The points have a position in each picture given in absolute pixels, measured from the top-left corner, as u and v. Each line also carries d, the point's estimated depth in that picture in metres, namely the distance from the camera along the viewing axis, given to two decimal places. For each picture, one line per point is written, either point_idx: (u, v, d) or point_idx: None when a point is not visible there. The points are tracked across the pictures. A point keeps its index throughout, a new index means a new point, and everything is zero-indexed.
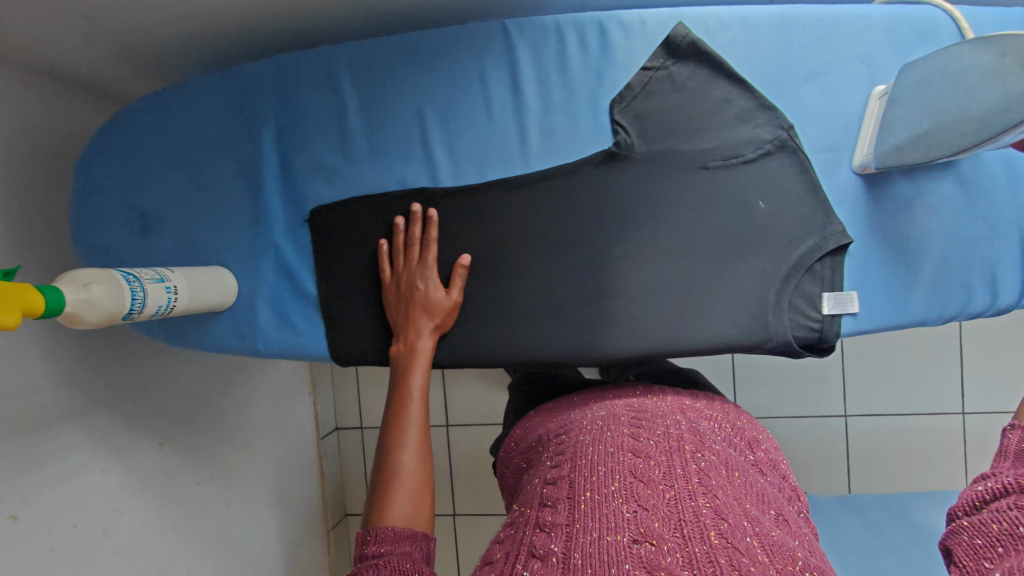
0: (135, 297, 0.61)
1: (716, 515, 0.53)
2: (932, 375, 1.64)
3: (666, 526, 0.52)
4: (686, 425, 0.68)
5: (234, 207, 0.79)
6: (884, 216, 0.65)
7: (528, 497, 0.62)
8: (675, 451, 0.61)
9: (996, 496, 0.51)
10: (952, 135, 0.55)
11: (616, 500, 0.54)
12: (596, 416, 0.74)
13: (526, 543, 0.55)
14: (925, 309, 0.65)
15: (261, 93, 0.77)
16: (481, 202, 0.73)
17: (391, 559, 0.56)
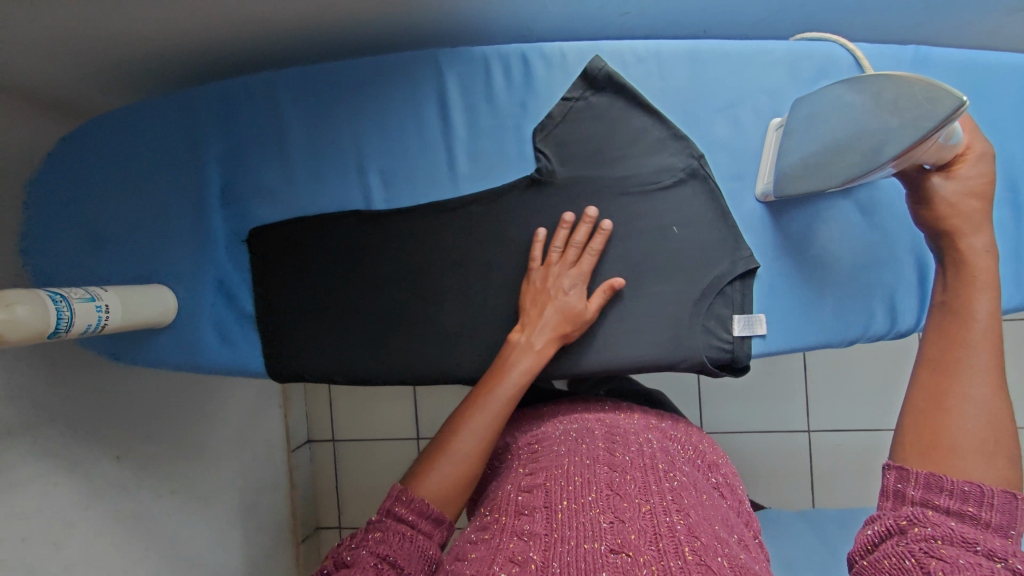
0: (61, 316, 0.63)
1: (689, 532, 0.53)
2: (894, 391, 1.66)
3: (642, 537, 0.52)
4: (657, 444, 0.70)
5: (177, 226, 0.81)
6: (788, 242, 0.68)
7: (498, 504, 0.61)
8: (650, 469, 0.62)
9: (884, 537, 0.48)
10: (844, 166, 0.58)
11: (593, 510, 0.55)
12: (568, 430, 0.74)
13: (504, 549, 0.54)
14: (830, 331, 0.67)
15: (204, 117, 0.80)
16: (411, 224, 0.77)
17: (415, 537, 0.58)
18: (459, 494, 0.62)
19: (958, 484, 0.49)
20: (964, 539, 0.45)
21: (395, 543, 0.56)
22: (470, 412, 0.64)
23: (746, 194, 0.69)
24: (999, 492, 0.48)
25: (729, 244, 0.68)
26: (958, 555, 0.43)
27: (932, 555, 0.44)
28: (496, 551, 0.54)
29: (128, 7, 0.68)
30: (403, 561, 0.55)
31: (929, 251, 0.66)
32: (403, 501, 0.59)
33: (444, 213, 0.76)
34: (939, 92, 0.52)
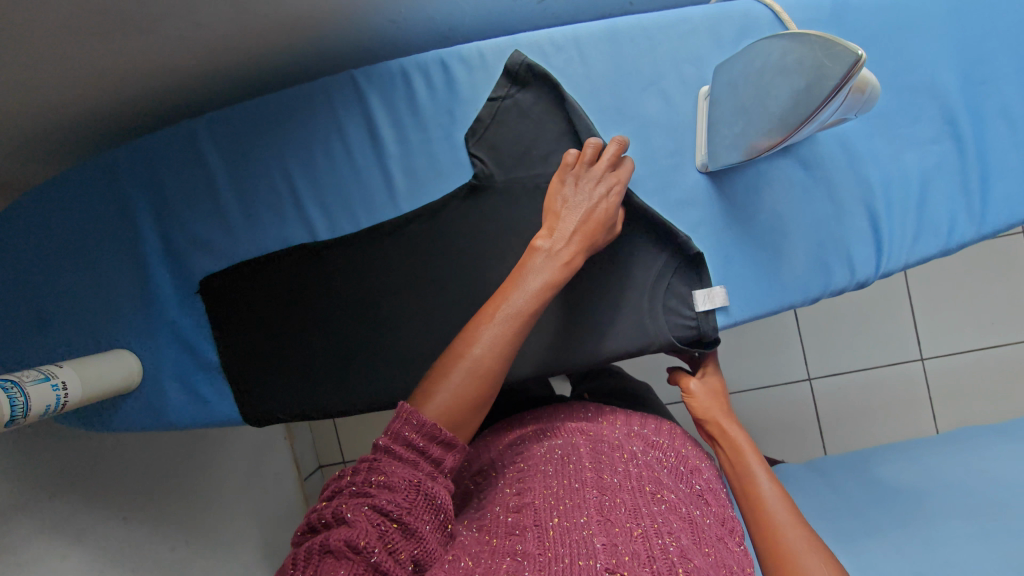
0: (16, 403, 0.62)
1: (682, 554, 0.52)
2: (885, 325, 1.65)
3: (636, 559, 0.50)
4: (643, 460, 0.67)
5: (123, 291, 0.79)
6: (735, 207, 0.66)
7: (487, 526, 0.57)
8: (639, 491, 0.59)
9: None
10: (761, 130, 0.60)
11: (585, 531, 0.53)
12: (552, 446, 0.71)
13: (496, 566, 0.49)
14: (789, 292, 0.66)
15: (128, 175, 0.78)
16: (357, 250, 0.75)
17: (424, 475, 0.53)
18: (467, 415, 0.58)
19: None
20: None
21: (403, 491, 0.51)
22: (494, 323, 0.59)
23: (685, 168, 0.67)
24: None
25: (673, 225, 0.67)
26: None
27: None
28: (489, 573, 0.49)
29: (26, 80, 0.66)
30: (409, 513, 0.50)
31: (880, 198, 0.65)
32: (413, 424, 0.54)
33: (389, 233, 0.74)
34: (837, 49, 0.52)
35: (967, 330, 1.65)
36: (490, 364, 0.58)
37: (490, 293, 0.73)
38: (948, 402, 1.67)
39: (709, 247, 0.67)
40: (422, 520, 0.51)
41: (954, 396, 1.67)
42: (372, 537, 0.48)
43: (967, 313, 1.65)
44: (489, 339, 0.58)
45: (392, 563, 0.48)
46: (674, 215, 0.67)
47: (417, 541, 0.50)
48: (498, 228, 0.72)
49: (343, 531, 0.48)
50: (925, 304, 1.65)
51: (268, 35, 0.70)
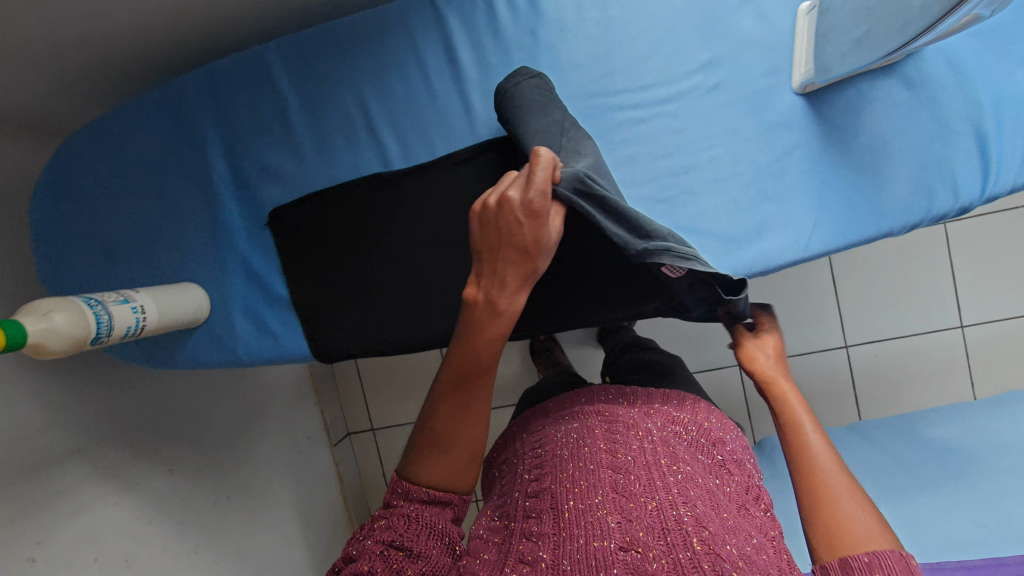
0: (100, 320, 0.61)
1: (697, 523, 0.54)
2: (927, 293, 1.62)
3: (650, 534, 0.53)
4: (659, 433, 0.67)
5: (193, 223, 0.79)
6: (835, 129, 0.64)
7: (509, 511, 0.62)
8: (653, 466, 0.60)
9: None
10: (897, 24, 0.56)
11: (601, 510, 0.55)
12: (569, 428, 0.71)
13: (514, 551, 0.55)
14: (890, 218, 0.64)
15: (196, 103, 0.76)
16: (432, 180, 0.74)
17: (417, 516, 0.55)
18: (458, 475, 0.58)
19: None
20: None
21: (401, 525, 0.54)
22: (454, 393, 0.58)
23: (781, 91, 0.65)
24: None
25: (769, 148, 0.66)
26: None
27: None
28: (508, 553, 0.56)
29: None
30: (410, 540, 0.53)
31: (988, 118, 0.63)
32: (401, 492, 0.57)
33: (466, 162, 0.73)
34: None
35: (1011, 298, 1.62)
36: (462, 431, 0.58)
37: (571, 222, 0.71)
38: (987, 371, 1.64)
39: (805, 170, 0.65)
40: (427, 545, 0.53)
41: (994, 366, 1.64)
42: (377, 562, 0.51)
43: (1011, 281, 1.61)
44: (452, 412, 0.58)
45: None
46: (770, 138, 0.66)
47: (424, 562, 0.52)
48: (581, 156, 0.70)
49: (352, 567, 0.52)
50: (972, 274, 1.61)
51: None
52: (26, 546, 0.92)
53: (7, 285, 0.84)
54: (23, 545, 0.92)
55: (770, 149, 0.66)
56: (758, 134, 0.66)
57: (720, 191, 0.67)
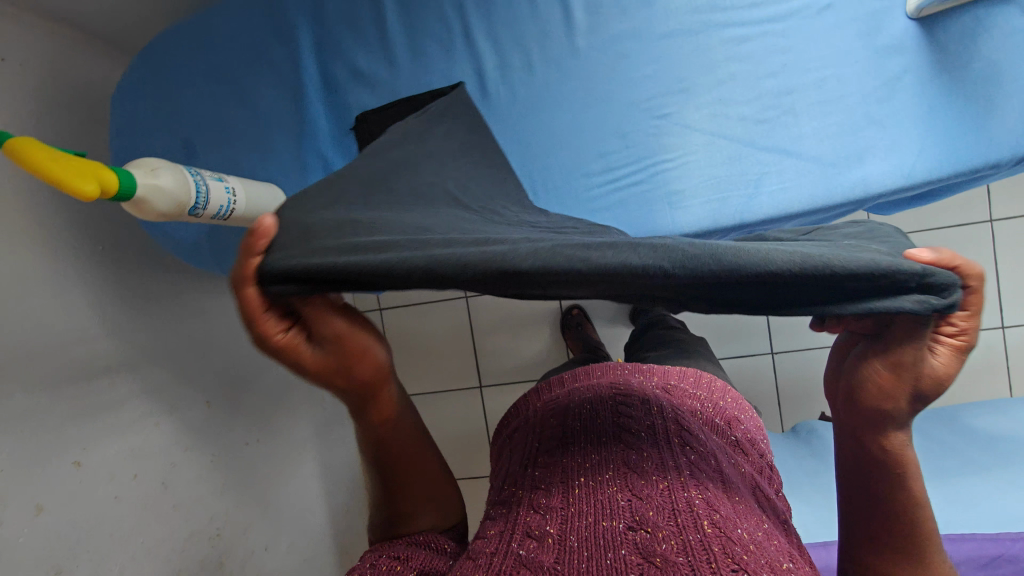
0: (200, 190, 0.61)
1: (710, 506, 0.45)
2: None
3: (660, 514, 0.44)
4: (675, 409, 0.59)
5: (276, 124, 0.78)
6: (948, 55, 0.64)
7: (513, 481, 0.53)
8: (667, 441, 0.52)
9: None
10: None
11: (610, 488, 0.47)
12: (582, 401, 0.63)
13: (519, 523, 0.46)
14: (999, 148, 0.63)
15: (291, 5, 0.76)
16: (528, 92, 0.73)
17: (404, 546, 0.48)
18: (446, 508, 0.53)
19: None
20: None
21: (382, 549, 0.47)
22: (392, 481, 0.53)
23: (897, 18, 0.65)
24: None
25: (878, 73, 0.66)
26: None
27: None
28: (512, 526, 0.47)
29: None
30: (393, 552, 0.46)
31: None
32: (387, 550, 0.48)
33: (565, 73, 0.72)
34: None
35: None
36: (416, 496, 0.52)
37: (668, 140, 0.70)
38: None
39: (915, 96, 0.65)
40: (416, 550, 0.47)
41: None
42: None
43: None
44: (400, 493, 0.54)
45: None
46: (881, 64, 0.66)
47: (416, 562, 0.46)
48: (683, 71, 0.69)
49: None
50: None
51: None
52: (71, 450, 0.89)
53: None
54: (69, 448, 0.89)
55: (877, 75, 0.66)
56: (866, 59, 0.66)
57: (822, 114, 0.67)
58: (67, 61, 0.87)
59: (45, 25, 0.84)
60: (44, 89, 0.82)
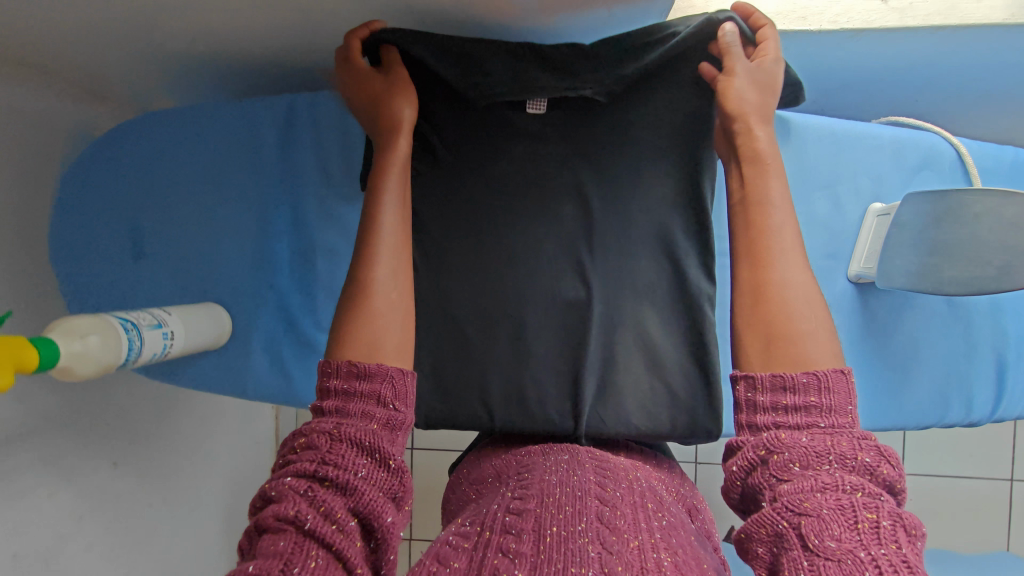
0: (132, 345, 0.58)
1: (676, 570, 0.51)
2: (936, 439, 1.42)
3: (628, 568, 0.49)
4: (647, 483, 0.66)
5: (234, 243, 0.81)
6: (873, 321, 0.70)
7: (481, 518, 0.56)
8: (640, 506, 0.59)
9: (801, 467, 0.45)
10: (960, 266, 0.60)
11: (582, 539, 0.51)
12: (559, 460, 0.67)
13: (487, 564, 0.49)
14: (904, 416, 0.70)
15: (241, 142, 0.80)
16: (478, 274, 0.74)
17: (336, 450, 0.47)
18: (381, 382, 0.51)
19: (858, 457, 0.45)
20: (817, 454, 0.46)
21: (325, 447, 0.47)
22: (354, 261, 0.57)
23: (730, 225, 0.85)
24: (832, 373, 0.49)
25: (828, 244, 0.69)
26: (819, 506, 0.43)
27: (794, 507, 0.44)
28: (480, 567, 0.49)
29: (218, 23, 0.65)
30: (339, 469, 0.46)
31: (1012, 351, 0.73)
32: (327, 439, 0.47)
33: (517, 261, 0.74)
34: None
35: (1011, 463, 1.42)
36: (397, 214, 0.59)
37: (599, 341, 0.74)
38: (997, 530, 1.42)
39: (812, 107, 0.93)
40: (353, 466, 0.46)
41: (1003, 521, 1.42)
42: (304, 504, 0.44)
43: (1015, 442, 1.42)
44: (401, 267, 0.58)
45: (328, 528, 0.43)
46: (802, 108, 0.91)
47: (353, 494, 0.46)
48: (622, 288, 0.74)
49: (273, 506, 0.45)
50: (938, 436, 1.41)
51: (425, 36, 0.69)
52: None
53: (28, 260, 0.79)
54: None
55: (825, 238, 0.69)
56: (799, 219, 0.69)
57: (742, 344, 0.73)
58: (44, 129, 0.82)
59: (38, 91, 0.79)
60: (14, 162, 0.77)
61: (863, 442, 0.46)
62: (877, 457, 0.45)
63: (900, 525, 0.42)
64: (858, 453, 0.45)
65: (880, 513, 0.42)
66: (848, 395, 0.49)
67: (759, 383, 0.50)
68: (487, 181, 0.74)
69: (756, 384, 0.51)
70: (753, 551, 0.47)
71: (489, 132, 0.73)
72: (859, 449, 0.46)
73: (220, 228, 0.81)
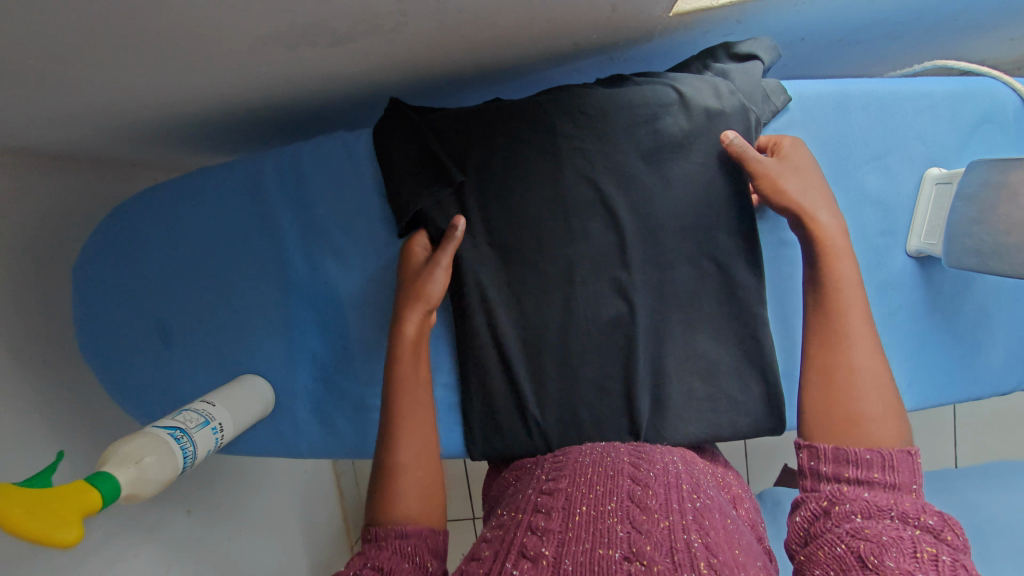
0: (185, 452, 0.59)
1: (706, 550, 0.46)
2: None
3: (658, 549, 0.45)
4: (685, 464, 0.60)
5: (259, 305, 0.78)
6: (938, 294, 0.66)
7: (517, 504, 0.54)
8: (674, 485, 0.53)
9: (864, 513, 0.45)
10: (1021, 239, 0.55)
11: (611, 518, 0.48)
12: (594, 445, 0.63)
13: (516, 543, 0.48)
14: (979, 388, 0.67)
15: (243, 208, 0.76)
16: (512, 306, 0.70)
17: (383, 555, 0.51)
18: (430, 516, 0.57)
19: (925, 515, 0.44)
20: (879, 507, 0.46)
21: (380, 551, 0.51)
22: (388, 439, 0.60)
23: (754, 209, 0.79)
24: (898, 453, 0.49)
25: (884, 221, 0.65)
26: (881, 531, 0.43)
27: (857, 530, 0.44)
28: (509, 546, 0.48)
29: (202, 66, 0.59)
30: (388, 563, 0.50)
31: None
32: (381, 546, 0.52)
33: (547, 287, 0.69)
34: None
35: None
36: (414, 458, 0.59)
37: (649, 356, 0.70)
38: None
39: (839, 51, 0.84)
40: (398, 564, 0.50)
41: None
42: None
43: None
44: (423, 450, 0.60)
45: None
46: (827, 51, 0.83)
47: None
48: (666, 297, 0.70)
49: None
50: None
51: (407, 52, 0.63)
52: None
53: (60, 348, 0.77)
54: None
55: (881, 213, 0.65)
56: (853, 197, 0.64)
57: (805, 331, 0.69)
58: (42, 203, 0.78)
59: (23, 174, 0.75)
60: (24, 251, 0.74)
61: (928, 506, 0.45)
62: (943, 523, 0.44)
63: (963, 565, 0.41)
64: (921, 515, 0.45)
65: (941, 549, 0.42)
66: (913, 472, 0.48)
67: (821, 453, 0.51)
68: (505, 210, 0.69)
69: (818, 454, 0.51)
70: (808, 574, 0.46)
71: (501, 164, 0.68)
72: (923, 510, 0.45)
73: (241, 291, 0.78)
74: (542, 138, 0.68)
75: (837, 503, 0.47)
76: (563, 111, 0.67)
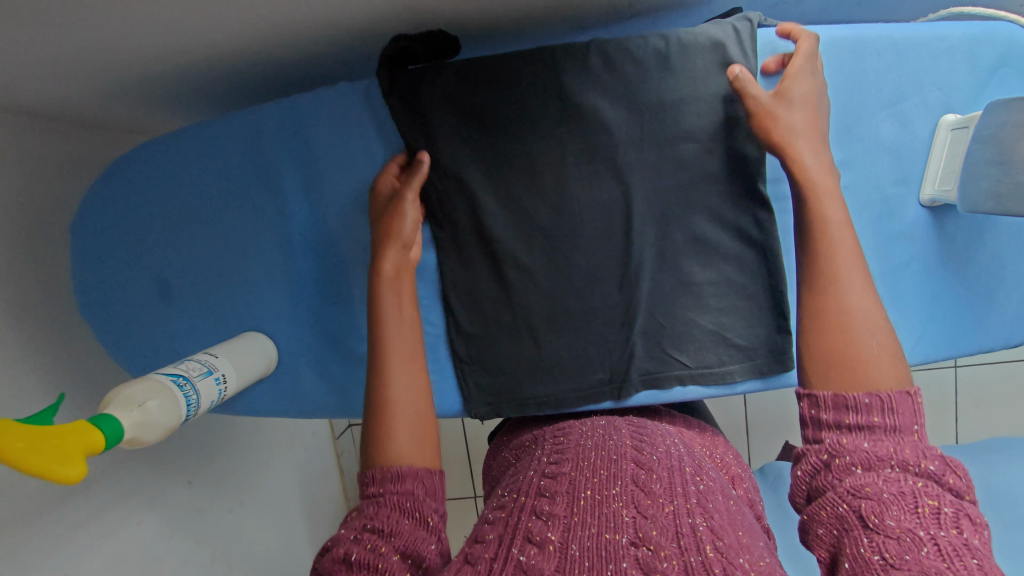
0: (188, 398, 0.58)
1: (712, 532, 0.45)
2: None
3: (664, 534, 0.44)
4: (686, 449, 0.59)
5: (260, 263, 0.77)
6: (951, 246, 0.65)
7: (518, 486, 0.52)
8: (677, 469, 0.52)
9: (864, 468, 0.44)
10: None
11: (616, 502, 0.47)
12: (594, 425, 0.63)
13: (521, 527, 0.46)
14: (992, 340, 0.67)
15: (244, 162, 0.75)
16: (519, 261, 0.69)
17: (382, 515, 0.49)
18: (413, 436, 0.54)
19: (925, 463, 0.43)
20: (879, 459, 0.44)
21: (380, 509, 0.49)
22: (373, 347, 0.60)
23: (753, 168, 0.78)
24: (896, 394, 0.47)
25: (897, 170, 0.64)
26: (882, 492, 0.42)
27: (858, 493, 0.43)
28: (512, 530, 0.46)
29: (202, 15, 0.57)
30: (387, 526, 0.48)
31: None
32: (376, 504, 0.50)
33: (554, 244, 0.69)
34: None
35: None
36: (403, 339, 0.59)
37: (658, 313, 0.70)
38: None
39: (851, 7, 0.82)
40: (398, 524, 0.48)
41: None
42: (352, 546, 0.46)
43: None
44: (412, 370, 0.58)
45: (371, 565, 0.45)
46: (839, 7, 0.81)
47: (399, 540, 0.47)
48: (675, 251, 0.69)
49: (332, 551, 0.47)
50: None
51: (414, 2, 0.61)
52: None
53: (58, 306, 0.76)
54: None
55: (893, 161, 0.64)
56: (866, 144, 0.63)
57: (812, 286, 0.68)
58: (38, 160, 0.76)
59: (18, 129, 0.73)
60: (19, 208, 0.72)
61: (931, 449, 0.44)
62: (945, 466, 0.43)
63: (964, 514, 0.41)
64: (922, 461, 0.43)
65: (943, 502, 0.41)
66: (915, 412, 0.46)
67: (821, 401, 0.49)
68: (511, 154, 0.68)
69: (818, 403, 0.49)
70: (813, 533, 0.45)
71: (505, 105, 0.67)
72: (924, 456, 0.43)
73: (241, 248, 0.77)
74: (549, 86, 0.66)
75: (839, 458, 0.45)
76: (568, 53, 0.66)
